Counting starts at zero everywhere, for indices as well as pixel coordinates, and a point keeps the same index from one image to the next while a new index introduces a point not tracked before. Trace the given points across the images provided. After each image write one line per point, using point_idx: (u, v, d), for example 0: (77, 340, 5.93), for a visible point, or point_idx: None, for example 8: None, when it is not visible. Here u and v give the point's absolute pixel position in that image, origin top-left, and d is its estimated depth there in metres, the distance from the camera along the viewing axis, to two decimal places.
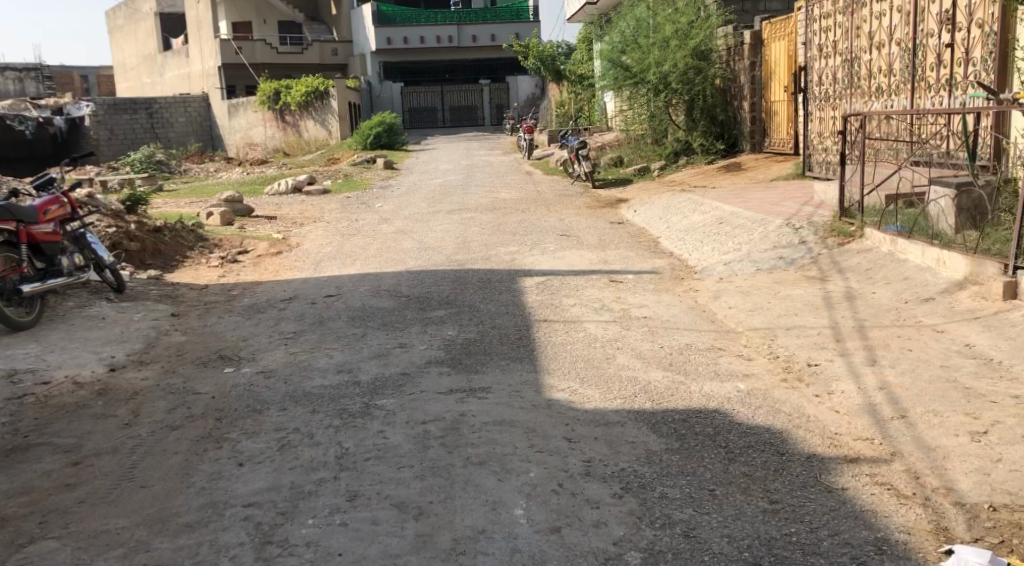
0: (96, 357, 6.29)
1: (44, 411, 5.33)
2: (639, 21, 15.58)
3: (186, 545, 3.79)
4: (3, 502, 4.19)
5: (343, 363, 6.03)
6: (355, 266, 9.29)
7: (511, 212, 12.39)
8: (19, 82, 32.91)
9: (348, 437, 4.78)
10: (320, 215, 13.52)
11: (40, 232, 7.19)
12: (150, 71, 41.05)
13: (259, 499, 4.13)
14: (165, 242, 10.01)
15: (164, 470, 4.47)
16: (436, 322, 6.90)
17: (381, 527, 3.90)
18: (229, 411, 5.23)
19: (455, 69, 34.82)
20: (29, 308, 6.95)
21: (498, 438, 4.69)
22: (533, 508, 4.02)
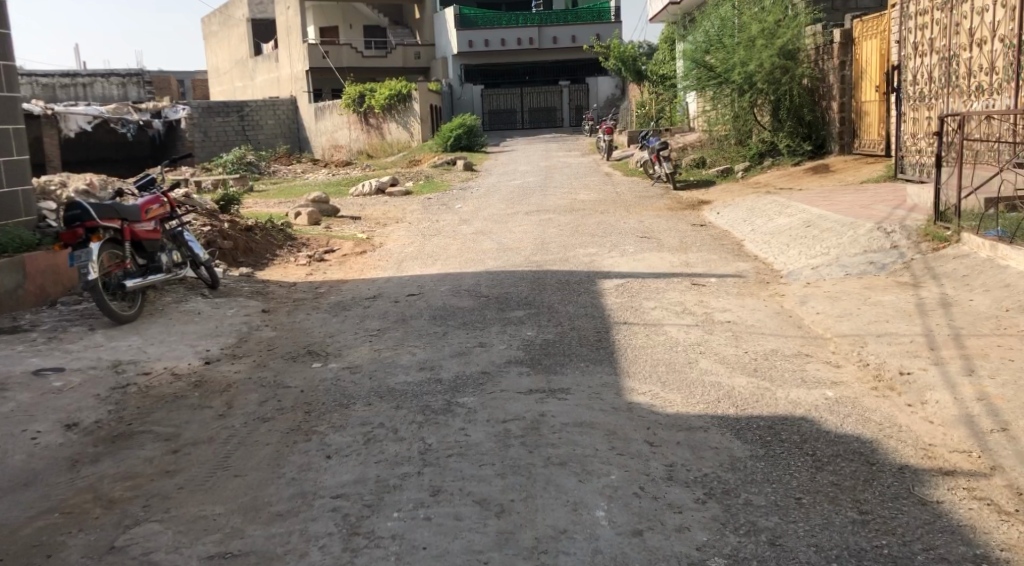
0: (192, 350, 6.53)
1: (146, 400, 5.55)
2: (724, 21, 15.61)
3: (278, 533, 3.91)
4: (109, 485, 4.38)
5: (425, 361, 6.12)
6: (436, 266, 9.41)
7: (589, 213, 12.37)
8: (122, 87, 34.22)
9: (430, 433, 4.85)
10: (402, 216, 13.75)
11: (143, 230, 7.47)
12: (241, 76, 42.31)
13: (346, 491, 4.23)
14: (256, 241, 10.31)
15: (256, 460, 4.62)
16: (516, 323, 6.94)
17: (464, 523, 3.95)
18: (317, 404, 5.38)
19: (535, 70, 35.08)
20: (132, 302, 7.26)
21: (579, 440, 4.70)
22: (614, 510, 4.02)
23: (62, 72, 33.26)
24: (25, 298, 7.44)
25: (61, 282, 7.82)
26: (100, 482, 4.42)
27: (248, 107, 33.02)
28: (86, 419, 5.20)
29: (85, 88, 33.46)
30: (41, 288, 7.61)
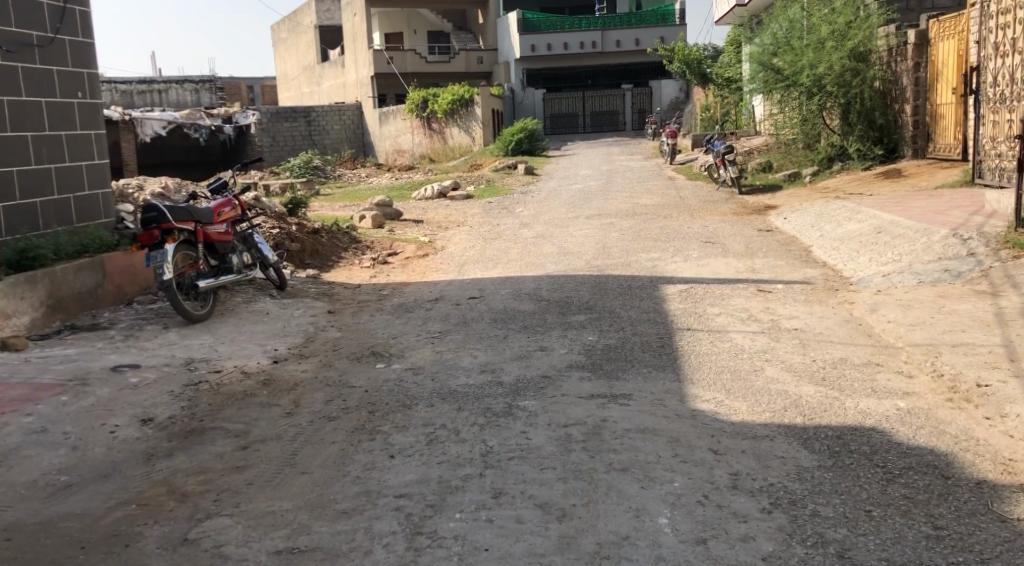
0: (261, 349, 6.66)
1: (216, 397, 5.67)
2: (793, 23, 15.31)
3: (343, 530, 3.95)
4: (183, 479, 4.49)
5: (486, 363, 6.15)
6: (497, 270, 9.42)
7: (651, 218, 12.28)
8: (195, 93, 35.18)
9: (491, 436, 4.87)
10: (463, 219, 13.82)
11: (215, 232, 7.65)
12: (308, 81, 43.06)
13: (410, 491, 4.27)
14: (322, 243, 10.49)
15: (322, 457, 4.68)
16: (577, 327, 6.92)
17: (526, 526, 3.95)
18: (381, 404, 5.44)
19: (598, 74, 35.02)
20: (203, 302, 7.44)
21: (642, 446, 4.66)
22: (677, 518, 3.98)
23: (139, 78, 34.26)
24: (104, 297, 7.67)
25: (137, 282, 8.09)
26: (174, 476, 4.53)
27: (315, 112, 33.57)
28: (160, 415, 5.33)
29: (160, 94, 34.45)
30: (120, 287, 7.85)
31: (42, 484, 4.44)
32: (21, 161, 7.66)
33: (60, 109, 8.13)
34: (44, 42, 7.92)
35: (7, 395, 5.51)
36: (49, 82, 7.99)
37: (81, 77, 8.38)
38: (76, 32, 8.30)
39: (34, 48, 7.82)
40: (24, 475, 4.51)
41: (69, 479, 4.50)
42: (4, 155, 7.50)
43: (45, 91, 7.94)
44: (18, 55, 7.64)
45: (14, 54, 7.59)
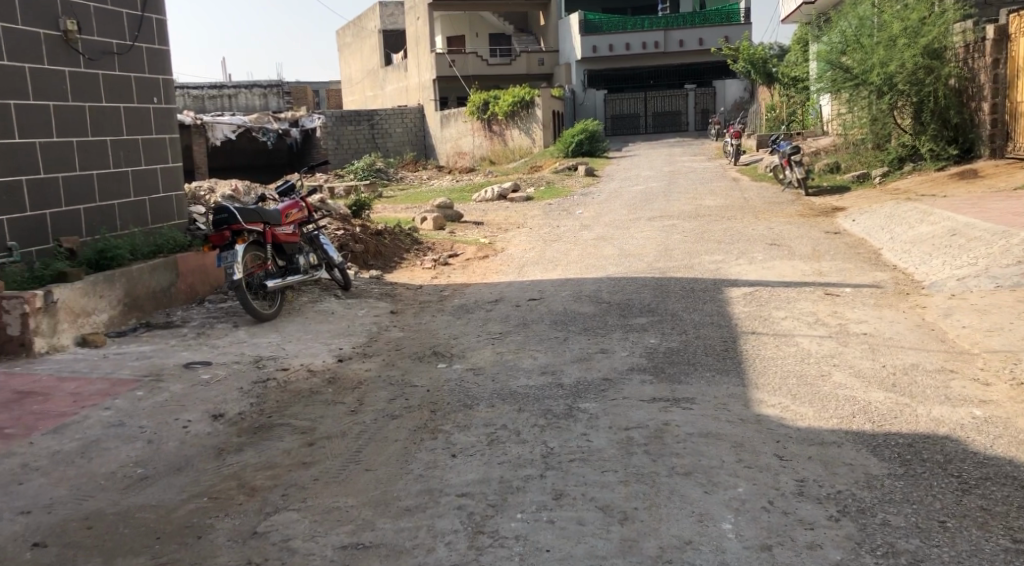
0: (326, 348, 6.75)
1: (284, 394, 5.77)
2: (863, 20, 15.01)
3: (406, 527, 3.98)
4: (252, 473, 4.57)
5: (547, 365, 6.14)
6: (557, 272, 9.40)
7: (715, 219, 12.13)
8: (263, 98, 35.86)
9: (552, 437, 4.86)
10: (523, 221, 13.84)
11: (283, 233, 7.79)
12: (372, 85, 43.60)
13: (472, 490, 4.28)
14: (385, 244, 10.62)
15: (386, 455, 4.73)
16: (638, 330, 6.87)
17: (588, 528, 3.93)
18: (443, 404, 5.46)
19: (660, 74, 34.68)
20: (272, 302, 7.58)
21: (705, 450, 4.61)
22: (741, 524, 3.92)
23: (210, 84, 35.08)
24: (177, 296, 7.85)
25: (208, 281, 8.28)
26: (243, 470, 4.61)
27: (378, 115, 33.98)
28: (230, 411, 5.44)
29: (230, 99, 35.23)
30: (192, 287, 8.04)
31: (119, 476, 4.57)
32: (100, 164, 7.90)
33: (138, 114, 8.36)
34: (123, 50, 8.17)
35: (86, 389, 5.68)
36: (127, 88, 8.23)
37: (156, 83, 8.62)
38: (153, 40, 8.53)
39: (113, 56, 8.06)
40: (102, 467, 4.64)
41: (144, 471, 4.61)
42: (86, 158, 7.74)
43: (123, 97, 8.17)
44: (98, 63, 7.88)
45: (95, 62, 7.84)
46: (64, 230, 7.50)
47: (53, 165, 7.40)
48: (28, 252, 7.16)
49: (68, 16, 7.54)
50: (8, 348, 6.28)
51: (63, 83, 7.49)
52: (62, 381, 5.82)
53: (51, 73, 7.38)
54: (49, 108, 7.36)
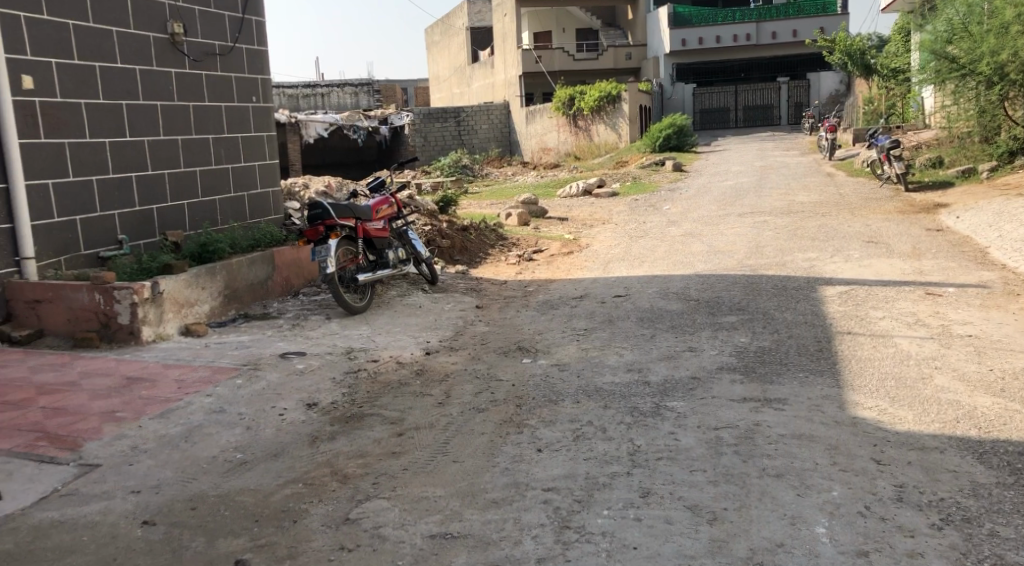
0: (414, 341, 6.83)
1: (374, 385, 5.85)
2: (971, 7, 14.30)
3: (493, 519, 3.99)
4: (344, 461, 4.66)
5: (633, 362, 6.07)
6: (643, 269, 9.30)
7: (809, 216, 11.82)
8: (354, 97, 36.69)
9: (639, 435, 4.80)
10: (609, 217, 13.75)
11: (374, 228, 7.93)
12: (459, 82, 43.98)
13: (557, 484, 4.27)
14: (470, 240, 10.71)
15: (473, 448, 4.75)
16: (728, 328, 6.74)
17: (676, 527, 3.87)
18: (528, 398, 5.47)
19: (752, 68, 33.99)
20: (362, 295, 7.74)
21: (798, 452, 4.49)
22: (837, 528, 3.80)
23: (303, 82, 35.84)
24: (273, 288, 8.05)
25: (302, 274, 8.47)
26: (336, 458, 4.70)
27: (465, 112, 34.10)
28: (324, 400, 5.55)
29: (323, 97, 35.94)
30: (287, 280, 8.23)
31: (220, 460, 4.70)
32: (203, 161, 8.16)
33: (238, 113, 8.60)
34: (225, 51, 8.41)
35: (189, 376, 5.87)
36: (228, 88, 8.47)
37: (255, 83, 8.85)
38: (253, 41, 8.76)
39: (216, 57, 8.31)
40: (204, 451, 4.79)
41: (244, 456, 4.74)
42: (190, 155, 8.00)
43: (225, 97, 8.42)
44: (202, 64, 8.14)
45: (199, 63, 8.09)
46: (169, 224, 7.78)
47: (160, 162, 7.68)
48: (136, 246, 7.46)
49: (175, 18, 7.82)
50: (118, 336, 6.53)
51: (169, 83, 7.76)
52: (167, 368, 6.04)
53: (158, 74, 7.65)
54: (156, 108, 7.64)
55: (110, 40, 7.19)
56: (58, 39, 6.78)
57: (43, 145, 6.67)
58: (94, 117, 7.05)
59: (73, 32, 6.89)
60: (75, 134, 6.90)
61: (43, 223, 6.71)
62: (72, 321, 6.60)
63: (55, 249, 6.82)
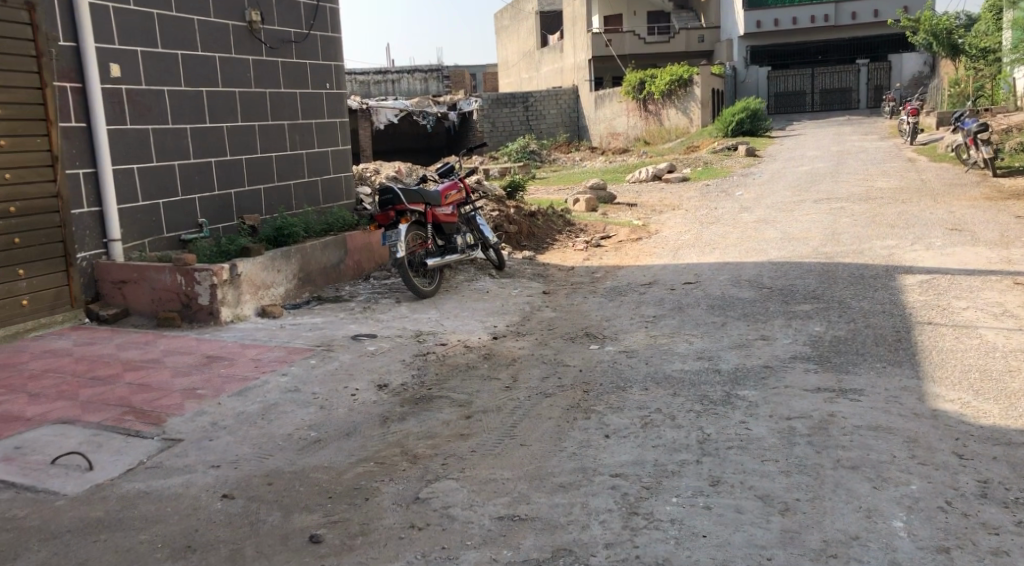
0: (482, 325, 6.86)
1: (442, 367, 5.90)
2: None
3: (560, 503, 3.99)
4: (414, 441, 4.71)
5: (703, 350, 5.99)
6: (715, 255, 9.16)
7: (888, 202, 11.48)
8: (424, 82, 36.78)
9: (709, 423, 4.74)
10: (679, 203, 13.58)
11: (443, 213, 7.96)
12: (528, 67, 43.86)
13: (625, 470, 4.24)
14: (538, 226, 10.72)
15: (540, 432, 4.75)
16: (802, 317, 6.61)
17: (746, 516, 3.81)
18: (595, 384, 5.44)
19: (828, 49, 33.07)
20: (431, 279, 7.80)
21: (874, 444, 4.37)
22: (915, 523, 3.70)
23: (374, 69, 36.19)
24: (345, 272, 8.16)
25: (373, 258, 8.57)
26: (407, 438, 4.75)
27: (533, 97, 33.86)
28: (394, 381, 5.62)
29: (393, 84, 36.25)
30: (359, 264, 8.34)
31: (295, 437, 4.79)
32: (278, 146, 8.30)
33: (312, 99, 8.72)
34: (300, 38, 8.52)
35: (266, 356, 6.00)
36: (302, 75, 8.59)
37: (329, 69, 8.95)
38: (327, 28, 8.86)
39: (291, 44, 8.42)
40: (280, 429, 4.89)
41: (318, 435, 4.82)
42: (266, 140, 8.14)
43: (299, 83, 8.54)
44: (278, 51, 8.26)
45: (275, 50, 8.21)
46: (246, 208, 7.94)
47: (237, 148, 7.83)
48: (215, 229, 7.63)
49: (253, 7, 7.94)
50: (198, 316, 6.68)
51: (246, 71, 7.90)
52: (244, 347, 6.18)
53: (236, 61, 7.79)
54: (234, 95, 7.78)
55: (191, 28, 7.35)
56: (142, 27, 6.95)
57: (128, 131, 6.85)
58: (175, 104, 7.22)
59: (157, 20, 7.06)
60: (157, 120, 7.08)
61: (129, 206, 6.90)
62: (155, 301, 6.77)
63: (139, 232, 7.01)
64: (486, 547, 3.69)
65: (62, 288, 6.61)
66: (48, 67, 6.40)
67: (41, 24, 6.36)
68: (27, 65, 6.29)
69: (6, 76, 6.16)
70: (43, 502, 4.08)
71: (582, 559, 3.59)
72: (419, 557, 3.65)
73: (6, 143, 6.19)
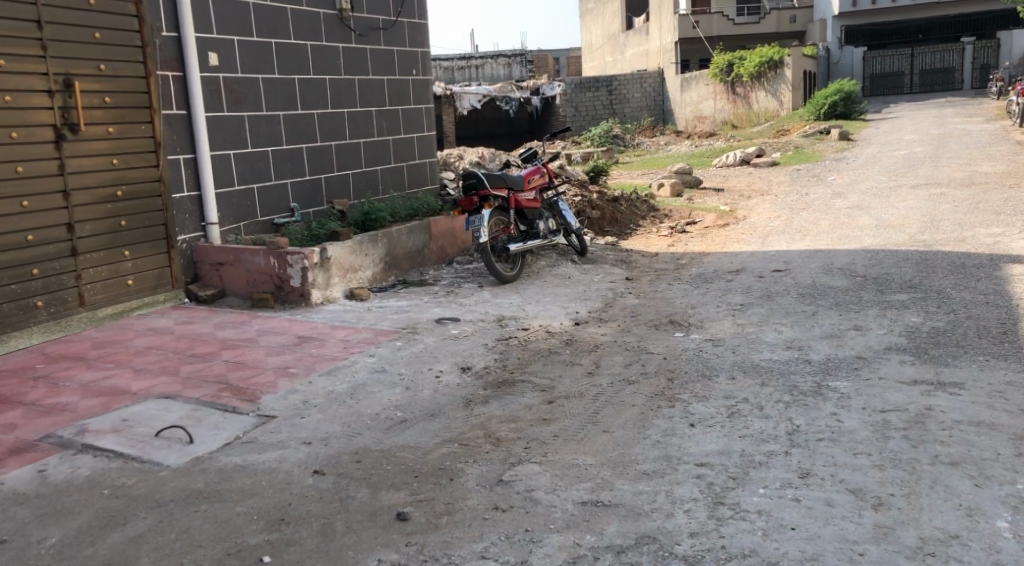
0: (564, 311, 6.84)
1: (524, 352, 5.91)
2: None
3: (644, 491, 3.96)
4: (497, 424, 4.73)
5: (793, 339, 5.86)
6: (805, 242, 8.93)
7: (994, 188, 11.01)
8: (507, 67, 36.87)
9: (798, 415, 4.63)
10: (768, 188, 13.27)
11: (526, 199, 7.95)
12: (613, 51, 43.44)
13: (711, 460, 4.18)
14: (621, 211, 10.64)
15: (624, 419, 4.72)
16: (898, 306, 6.39)
17: (838, 510, 3.72)
18: (680, 372, 5.38)
19: (931, 27, 32.19)
20: (513, 265, 7.81)
21: (976, 440, 4.21)
22: (1020, 524, 3.55)
23: (458, 54, 36.35)
24: (429, 257, 8.24)
25: (457, 243, 8.63)
26: (490, 421, 4.78)
27: (617, 80, 33.57)
28: (477, 364, 5.66)
29: (477, 69, 36.33)
30: (443, 249, 8.41)
31: (381, 417, 4.87)
32: (367, 132, 8.41)
33: (398, 85, 8.81)
34: (388, 25, 8.61)
35: (354, 337, 6.11)
36: (390, 61, 8.68)
37: (415, 56, 9.03)
38: (414, 14, 8.93)
39: (380, 32, 8.53)
40: (368, 408, 4.97)
41: (403, 415, 4.89)
42: (355, 126, 8.27)
43: (387, 70, 8.64)
44: (367, 38, 8.37)
45: (364, 37, 8.32)
46: (336, 193, 8.08)
47: (327, 133, 7.97)
48: (307, 214, 7.80)
49: None
50: (290, 298, 6.84)
51: (336, 58, 8.03)
52: (333, 328, 6.31)
53: (327, 49, 7.92)
54: (325, 82, 7.92)
55: (284, 17, 7.49)
56: (239, 17, 7.12)
57: (226, 118, 7.04)
58: (269, 91, 7.38)
59: (252, 10, 7.22)
60: (253, 108, 7.26)
61: (225, 190, 7.10)
62: (250, 282, 6.94)
63: (234, 216, 7.21)
64: (570, 531, 3.69)
65: (163, 270, 6.84)
66: (152, 56, 6.61)
67: (146, 15, 6.57)
68: (133, 55, 6.51)
69: (113, 64, 6.38)
70: (148, 472, 4.25)
71: (667, 547, 3.55)
72: (503, 538, 3.67)
73: (114, 130, 6.39)
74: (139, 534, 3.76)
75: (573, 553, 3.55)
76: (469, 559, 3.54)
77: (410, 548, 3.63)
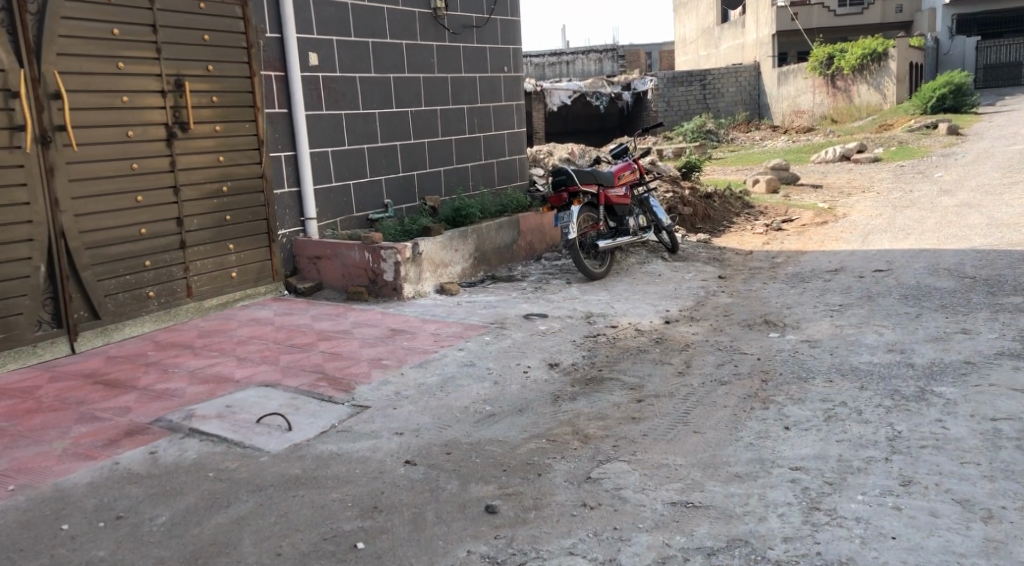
0: (653, 309, 6.77)
1: (613, 350, 5.86)
2: None
3: (736, 493, 3.89)
4: (586, 421, 4.71)
5: (894, 342, 5.66)
6: (909, 241, 8.61)
7: None
8: (598, 63, 36.71)
9: (899, 420, 4.47)
10: (870, 185, 12.84)
11: (616, 195, 7.89)
12: (706, 44, 42.78)
13: (806, 464, 4.07)
14: (714, 208, 10.47)
15: (716, 419, 4.64)
16: (1011, 310, 6.10)
17: (943, 521, 3.57)
18: (774, 373, 5.26)
19: None
20: (601, 261, 7.77)
21: None
22: None
23: (550, 50, 36.40)
24: (518, 253, 8.27)
25: (545, 240, 8.64)
26: (579, 418, 4.76)
27: (711, 75, 32.87)
28: (566, 361, 5.64)
29: (568, 65, 36.26)
30: (532, 245, 8.43)
31: (471, 410, 4.90)
32: (459, 129, 8.48)
33: (490, 83, 8.85)
34: (481, 23, 8.66)
35: (444, 331, 6.17)
36: (482, 59, 8.73)
37: (507, 53, 9.05)
38: (507, 12, 8.96)
39: (473, 30, 8.58)
40: (458, 401, 5.01)
41: (492, 409, 4.91)
42: (447, 123, 8.35)
43: (480, 67, 8.69)
44: (461, 36, 8.43)
45: (458, 35, 8.39)
46: (428, 189, 8.18)
47: (421, 130, 8.07)
48: (400, 210, 7.92)
49: None
50: (384, 292, 6.95)
51: (431, 56, 8.11)
52: (424, 322, 6.39)
53: (422, 47, 8.02)
54: (420, 80, 8.02)
55: (381, 17, 7.61)
56: (339, 17, 7.27)
57: (325, 117, 7.20)
58: (365, 89, 7.51)
59: (351, 10, 7.35)
60: (350, 106, 7.40)
61: (323, 186, 7.27)
62: (345, 276, 7.08)
63: (332, 212, 7.37)
64: (659, 531, 3.64)
65: (264, 262, 7.03)
66: (256, 57, 6.80)
67: (252, 17, 6.77)
68: (240, 55, 6.71)
69: (220, 64, 6.58)
70: (249, 457, 4.37)
71: (760, 551, 3.48)
72: (592, 535, 3.64)
73: (220, 128, 6.59)
74: (241, 516, 3.88)
75: (662, 553, 3.51)
76: (558, 554, 3.54)
77: (499, 540, 3.64)
